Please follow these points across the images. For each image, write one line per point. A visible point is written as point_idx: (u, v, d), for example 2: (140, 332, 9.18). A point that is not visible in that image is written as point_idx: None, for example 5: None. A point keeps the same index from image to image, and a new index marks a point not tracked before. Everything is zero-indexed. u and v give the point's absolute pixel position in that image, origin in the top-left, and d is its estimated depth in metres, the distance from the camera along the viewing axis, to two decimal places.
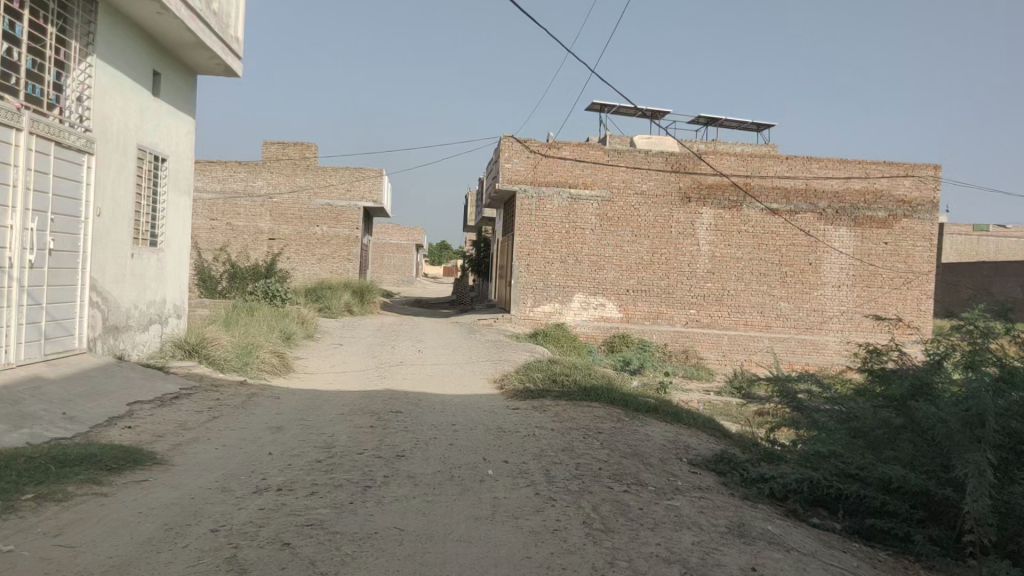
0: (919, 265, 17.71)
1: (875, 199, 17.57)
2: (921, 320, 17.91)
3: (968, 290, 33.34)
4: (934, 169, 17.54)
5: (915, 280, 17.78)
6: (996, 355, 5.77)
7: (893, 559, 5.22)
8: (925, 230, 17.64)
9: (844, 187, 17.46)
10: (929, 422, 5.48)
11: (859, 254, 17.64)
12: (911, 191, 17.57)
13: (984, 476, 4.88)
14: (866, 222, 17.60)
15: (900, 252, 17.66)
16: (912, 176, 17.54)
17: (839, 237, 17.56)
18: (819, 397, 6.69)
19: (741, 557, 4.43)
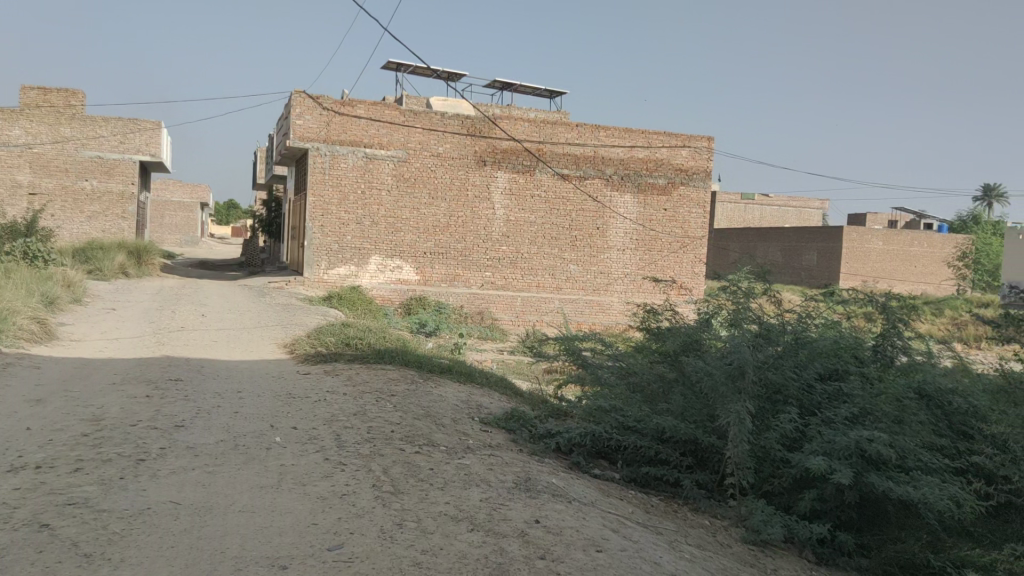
0: (694, 230, 19.04)
1: (656, 167, 18.59)
2: (694, 281, 19.33)
3: (735, 254, 36.34)
4: (707, 140, 18.79)
5: (690, 244, 19.12)
6: (756, 314, 6.34)
7: (665, 503, 5.65)
8: (699, 197, 18.95)
9: (629, 155, 18.33)
10: (698, 375, 5.94)
11: (641, 220, 18.70)
12: (688, 161, 18.77)
13: (744, 424, 5.37)
14: (648, 189, 18.61)
15: (677, 218, 18.88)
16: (688, 146, 18.71)
17: (623, 204, 18.50)
18: (601, 354, 7.03)
19: (525, 510, 4.62)
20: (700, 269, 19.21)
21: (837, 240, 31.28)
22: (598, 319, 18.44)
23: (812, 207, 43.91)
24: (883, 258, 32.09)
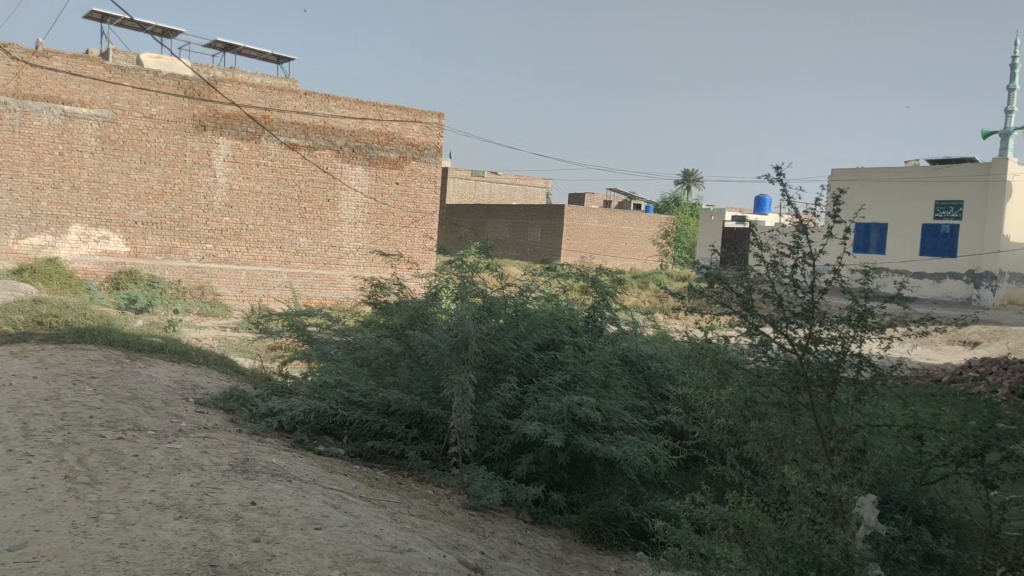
0: (426, 205, 19.29)
1: (388, 140, 18.57)
2: (426, 256, 19.66)
3: (465, 229, 37.37)
4: (438, 116, 19.10)
5: (422, 219, 19.38)
6: (479, 287, 6.57)
7: (389, 476, 5.69)
8: (430, 172, 19.25)
9: (360, 127, 18.12)
10: (424, 348, 6.04)
11: (373, 193, 18.62)
12: (420, 136, 18.94)
13: (466, 394, 5.55)
14: (380, 162, 18.57)
15: (410, 192, 19.04)
16: (420, 121, 18.89)
17: (354, 176, 18.31)
18: (328, 329, 6.92)
19: (240, 493, 4.43)
20: (431, 244, 19.55)
21: (558, 217, 33.18)
22: (328, 294, 18.20)
23: (538, 185, 46.20)
24: (599, 235, 34.58)
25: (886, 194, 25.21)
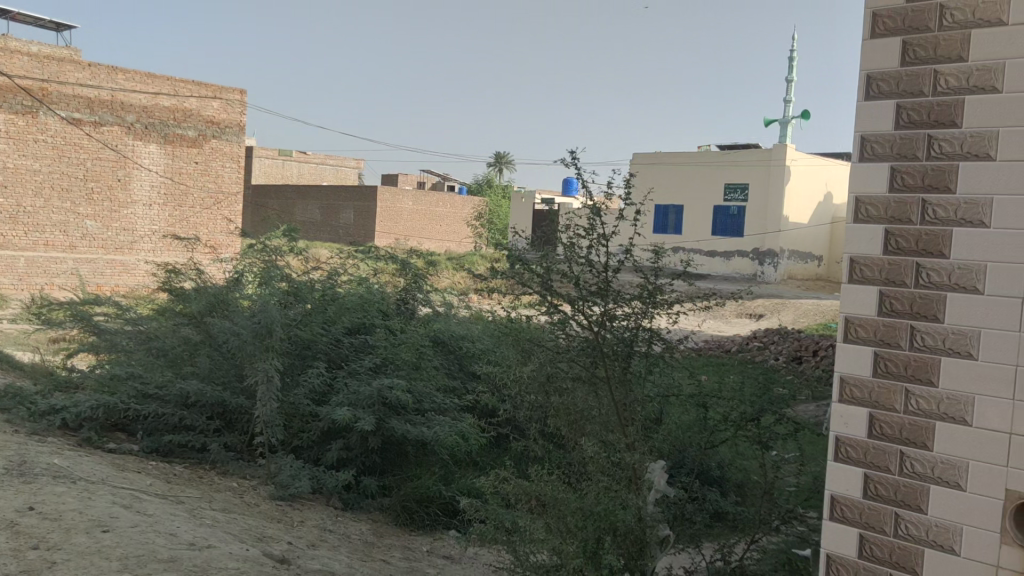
0: (228, 185, 18.53)
1: (184, 117, 17.60)
2: (229, 239, 18.83)
3: (274, 212, 36.17)
4: (239, 92, 18.41)
5: (224, 201, 18.56)
6: (284, 272, 6.38)
7: (189, 470, 5.44)
8: (232, 151, 18.49)
9: (152, 102, 17.06)
10: (225, 336, 5.80)
11: (168, 172, 17.58)
12: (219, 113, 18.11)
13: (272, 381, 5.39)
14: (176, 140, 17.57)
15: (210, 172, 18.17)
16: (219, 98, 18.09)
17: (147, 154, 17.23)
18: (116, 319, 6.47)
19: (17, 498, 4.07)
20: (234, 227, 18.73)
21: (371, 198, 32.79)
22: (122, 281, 17.07)
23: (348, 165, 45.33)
24: (412, 217, 34.49)
25: (682, 178, 26.79)
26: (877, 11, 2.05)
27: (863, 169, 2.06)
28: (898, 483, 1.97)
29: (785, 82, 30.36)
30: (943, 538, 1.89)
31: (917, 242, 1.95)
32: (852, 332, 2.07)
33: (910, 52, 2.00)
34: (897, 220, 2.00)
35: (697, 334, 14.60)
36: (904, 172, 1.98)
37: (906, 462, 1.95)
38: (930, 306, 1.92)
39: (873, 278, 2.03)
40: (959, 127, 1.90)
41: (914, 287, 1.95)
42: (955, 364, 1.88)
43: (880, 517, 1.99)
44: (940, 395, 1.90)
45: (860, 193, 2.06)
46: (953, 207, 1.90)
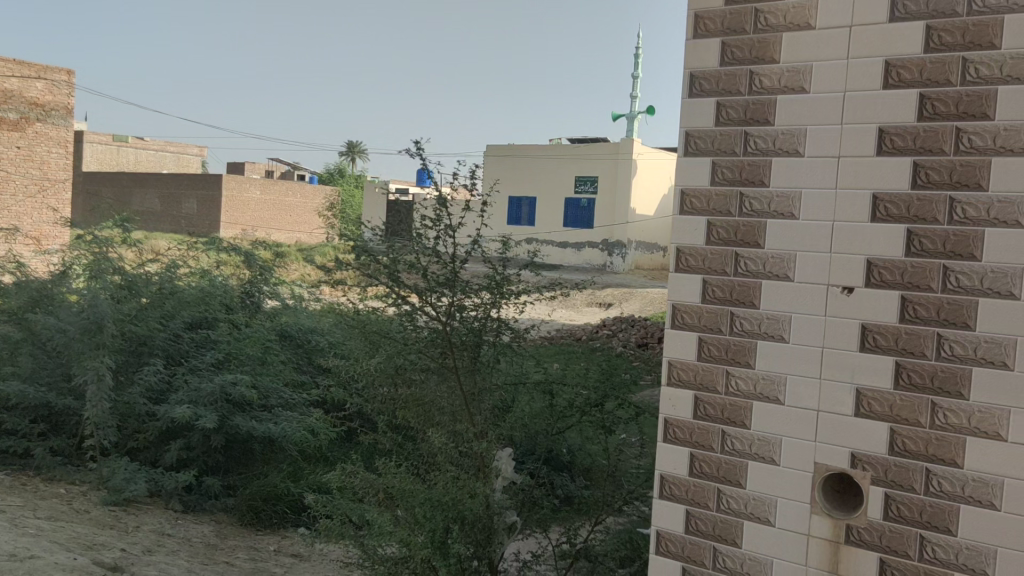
0: (55, 171, 17.30)
1: (4, 98, 16.30)
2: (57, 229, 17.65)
3: (111, 200, 34.30)
4: (67, 73, 17.28)
5: (50, 188, 17.27)
6: (115, 265, 6.01)
7: (10, 477, 5.07)
8: (59, 135, 17.31)
9: None
10: (49, 333, 5.43)
11: None
12: (44, 94, 16.91)
13: (103, 381, 5.09)
14: None
15: (35, 158, 16.94)
16: (44, 78, 16.92)
17: None
18: None
19: None
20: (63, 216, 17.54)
21: (217, 187, 31.54)
22: None
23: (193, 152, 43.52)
24: (261, 207, 33.46)
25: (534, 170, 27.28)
26: (699, 13, 2.39)
27: (689, 164, 2.40)
28: (718, 460, 2.32)
29: (632, 78, 31.48)
30: (759, 510, 2.25)
31: (735, 234, 2.30)
32: (679, 318, 2.41)
33: (728, 54, 2.34)
34: (719, 212, 2.34)
35: (548, 323, 14.97)
36: (723, 167, 2.33)
37: (728, 440, 2.31)
38: (748, 293, 2.28)
39: (698, 267, 2.37)
40: (771, 125, 2.25)
41: (732, 276, 2.30)
42: (769, 347, 2.24)
43: (704, 493, 2.35)
44: (757, 376, 2.26)
45: (685, 188, 2.40)
46: (767, 200, 2.25)
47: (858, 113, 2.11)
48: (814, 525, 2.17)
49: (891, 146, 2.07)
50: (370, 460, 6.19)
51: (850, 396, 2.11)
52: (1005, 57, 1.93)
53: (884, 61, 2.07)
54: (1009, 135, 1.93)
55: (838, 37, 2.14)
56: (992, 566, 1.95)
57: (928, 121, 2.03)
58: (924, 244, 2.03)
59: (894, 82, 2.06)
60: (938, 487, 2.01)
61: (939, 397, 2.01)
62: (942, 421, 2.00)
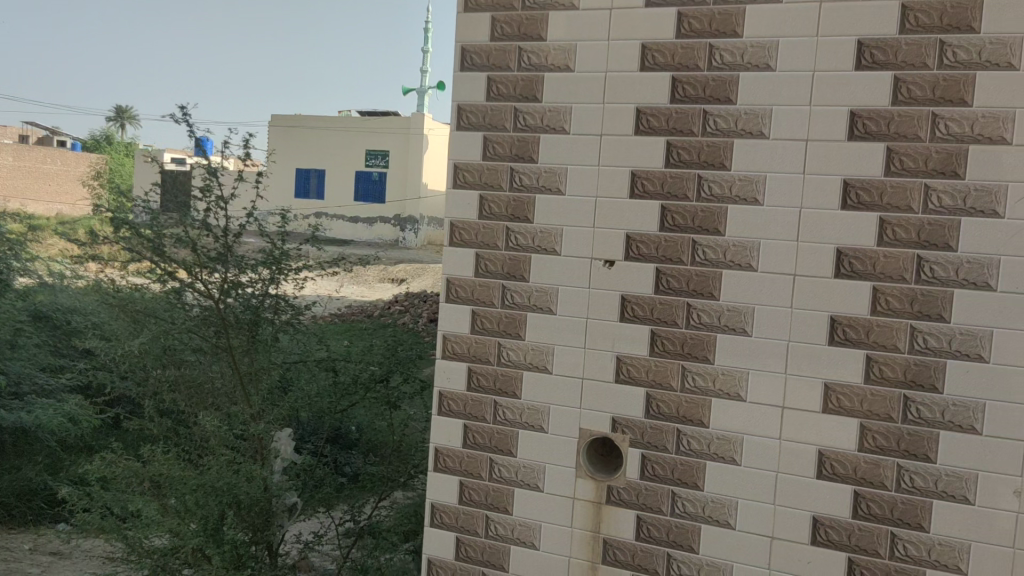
0: None
1: None
2: None
3: None
4: None
5: None
6: None
7: None
8: None
9: None
10: None
11: None
12: None
13: None
14: None
15: None
16: None
17: None
18: None
19: None
20: None
21: None
22: None
23: None
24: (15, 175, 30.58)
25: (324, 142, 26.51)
26: (497, 17, 2.82)
27: (463, 136, 2.87)
28: (519, 408, 2.80)
29: (424, 53, 31.57)
30: (530, 476, 2.79)
31: (508, 207, 2.81)
32: (452, 291, 2.89)
33: (524, 59, 2.78)
34: (547, 189, 2.76)
35: (337, 299, 14.79)
36: (521, 172, 2.79)
37: (500, 410, 2.83)
38: (520, 266, 2.80)
39: (470, 240, 2.86)
40: (567, 133, 2.73)
41: (503, 250, 2.82)
42: (538, 316, 2.78)
43: (479, 464, 2.86)
44: (528, 347, 2.79)
45: (459, 162, 2.87)
46: (536, 176, 2.77)
47: (614, 120, 2.67)
48: (591, 489, 2.71)
49: (647, 125, 2.64)
50: (134, 449, 5.84)
51: (645, 339, 2.65)
52: (709, 79, 2.56)
53: (671, 76, 2.60)
54: (749, 120, 2.52)
55: (635, 53, 2.64)
56: (733, 517, 2.56)
57: (677, 123, 2.60)
58: (676, 220, 2.61)
59: (680, 96, 2.60)
60: (687, 447, 2.61)
61: (688, 361, 2.61)
62: (691, 382, 2.61)
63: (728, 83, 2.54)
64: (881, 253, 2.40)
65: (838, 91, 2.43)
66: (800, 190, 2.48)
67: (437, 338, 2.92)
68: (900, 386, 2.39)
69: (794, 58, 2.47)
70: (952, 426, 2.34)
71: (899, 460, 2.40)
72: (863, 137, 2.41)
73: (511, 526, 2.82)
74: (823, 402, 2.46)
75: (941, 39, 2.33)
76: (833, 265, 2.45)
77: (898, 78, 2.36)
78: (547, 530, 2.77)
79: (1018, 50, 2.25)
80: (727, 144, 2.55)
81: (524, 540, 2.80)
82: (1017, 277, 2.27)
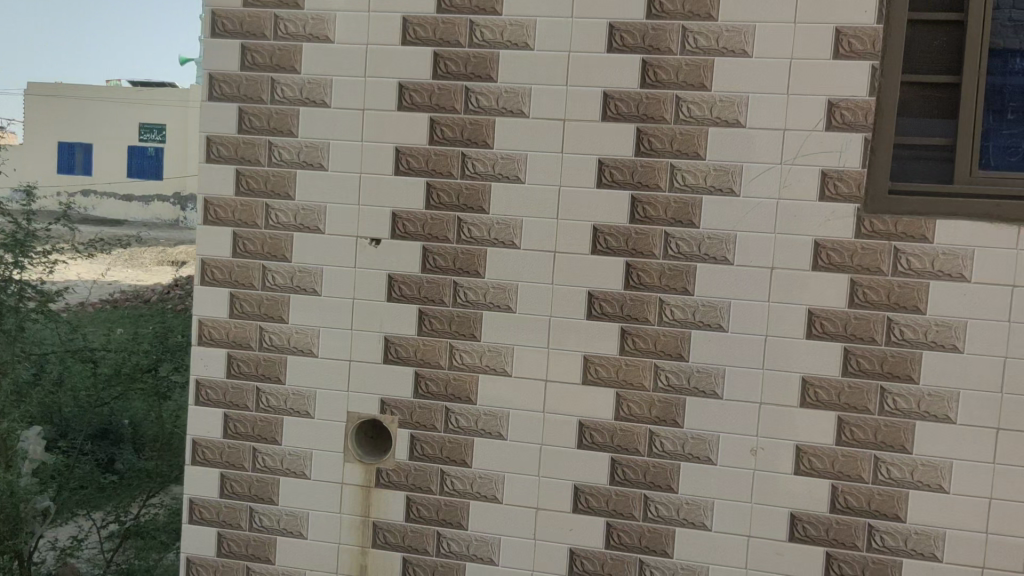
0: None
1: None
2: None
3: None
4: None
5: None
6: None
7: None
8: None
9: None
10: None
11: None
12: None
13: None
14: None
15: None
16: None
17: None
18: None
19: None
20: None
21: None
22: None
23: None
24: None
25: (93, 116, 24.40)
26: None
27: (216, 106, 2.71)
28: (284, 393, 2.70)
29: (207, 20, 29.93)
30: (296, 464, 2.70)
31: (266, 183, 2.69)
32: (209, 274, 2.73)
33: (281, 28, 2.65)
34: (311, 165, 2.66)
35: (108, 283, 13.68)
36: (280, 147, 2.67)
37: (262, 397, 2.71)
38: (282, 246, 2.68)
39: (227, 219, 2.71)
40: (329, 107, 2.64)
41: (263, 229, 2.69)
42: (301, 299, 2.68)
43: (240, 455, 2.74)
44: (291, 331, 2.69)
45: (212, 134, 2.71)
46: (297, 151, 2.67)
47: (375, 97, 2.61)
48: (360, 472, 2.67)
49: (410, 101, 2.59)
50: None
51: (413, 317, 2.62)
52: (470, 56, 2.56)
53: (433, 53, 2.57)
54: (510, 97, 2.54)
55: (395, 26, 2.59)
56: (498, 489, 2.61)
57: (439, 101, 2.58)
58: (441, 197, 2.59)
59: (442, 72, 2.57)
60: (454, 423, 2.62)
61: (455, 338, 2.61)
62: (458, 361, 2.61)
63: (489, 61, 2.55)
64: (633, 230, 2.50)
65: (592, 72, 2.49)
66: (558, 171, 2.53)
67: (192, 322, 2.75)
68: (651, 355, 2.51)
69: (551, 39, 2.51)
70: (696, 391, 2.50)
71: (652, 426, 2.52)
72: (615, 117, 2.49)
73: (276, 516, 2.72)
74: (584, 373, 2.55)
75: (682, 25, 2.45)
76: (589, 241, 2.53)
77: (646, 63, 2.47)
78: (315, 517, 2.70)
79: (751, 38, 2.41)
80: (489, 122, 2.56)
81: (290, 529, 2.71)
82: (751, 251, 2.45)
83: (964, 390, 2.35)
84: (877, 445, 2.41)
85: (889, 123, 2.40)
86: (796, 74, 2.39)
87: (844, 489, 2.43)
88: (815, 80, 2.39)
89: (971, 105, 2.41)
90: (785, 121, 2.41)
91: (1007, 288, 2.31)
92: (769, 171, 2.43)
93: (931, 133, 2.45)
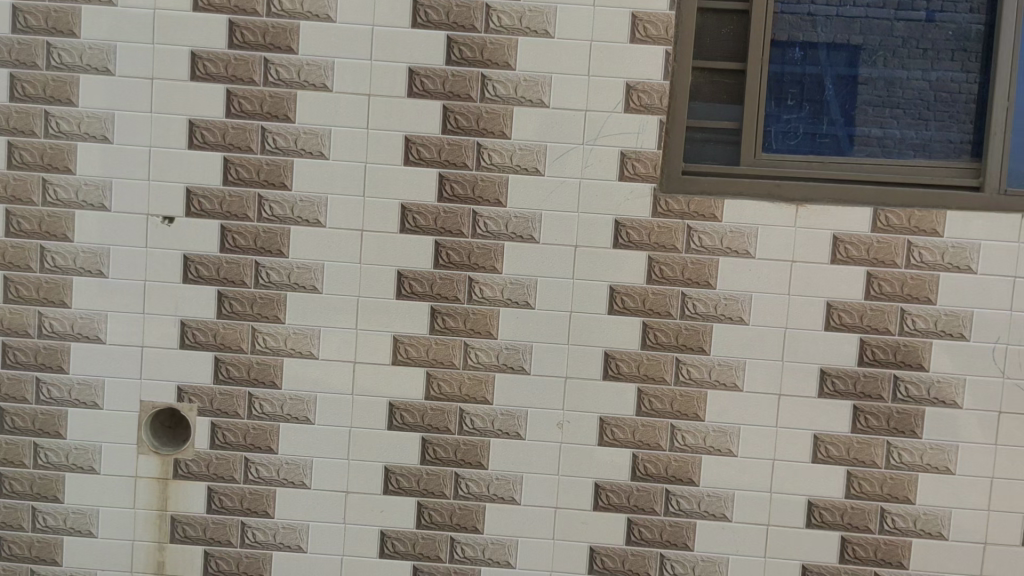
0: None
1: None
2: None
3: None
4: None
5: None
6: None
7: None
8: None
9: None
10: None
11: None
12: None
13: None
14: None
15: None
16: None
17: None
18: None
19: None
20: None
21: None
22: None
23: None
24: None
25: None
26: None
27: None
28: (69, 383, 2.52)
29: None
30: (85, 459, 2.53)
31: (41, 157, 2.48)
32: None
33: None
34: (95, 137, 2.47)
35: None
36: (58, 117, 2.47)
37: (43, 388, 2.52)
38: (62, 225, 2.49)
39: None
40: (113, 75, 2.46)
41: (40, 206, 2.49)
42: (86, 282, 2.50)
43: (19, 451, 2.53)
44: (75, 316, 2.51)
45: None
46: (77, 123, 2.47)
47: (164, 65, 2.45)
48: (156, 464, 2.53)
49: (204, 71, 2.46)
50: None
51: (212, 299, 2.50)
52: (267, 26, 2.45)
53: (228, 21, 2.45)
54: (311, 71, 2.46)
55: None
56: (305, 475, 2.54)
57: (235, 73, 2.46)
58: (239, 173, 2.48)
59: (238, 42, 2.45)
60: (258, 409, 2.53)
61: (257, 321, 2.51)
62: (261, 344, 2.52)
63: (288, 32, 2.45)
64: (440, 208, 2.49)
65: (396, 46, 2.45)
66: (363, 147, 2.47)
67: None
68: (458, 334, 2.52)
69: (353, 11, 2.44)
70: (504, 368, 2.52)
71: (461, 405, 2.53)
72: (420, 94, 2.46)
73: (62, 515, 2.54)
74: (393, 353, 2.52)
75: (486, 3, 2.44)
76: (397, 220, 2.49)
77: (451, 39, 2.45)
78: (107, 513, 2.54)
79: (552, 19, 2.44)
80: (289, 95, 2.46)
81: (79, 528, 2.54)
82: (555, 229, 2.50)
83: (750, 360, 2.50)
84: (674, 414, 2.53)
85: (681, 107, 2.51)
86: (595, 57, 2.45)
87: (644, 457, 2.54)
88: (613, 63, 2.45)
89: (756, 91, 2.55)
90: (586, 102, 2.46)
91: (786, 263, 2.48)
92: (571, 151, 2.48)
93: (721, 117, 2.58)
